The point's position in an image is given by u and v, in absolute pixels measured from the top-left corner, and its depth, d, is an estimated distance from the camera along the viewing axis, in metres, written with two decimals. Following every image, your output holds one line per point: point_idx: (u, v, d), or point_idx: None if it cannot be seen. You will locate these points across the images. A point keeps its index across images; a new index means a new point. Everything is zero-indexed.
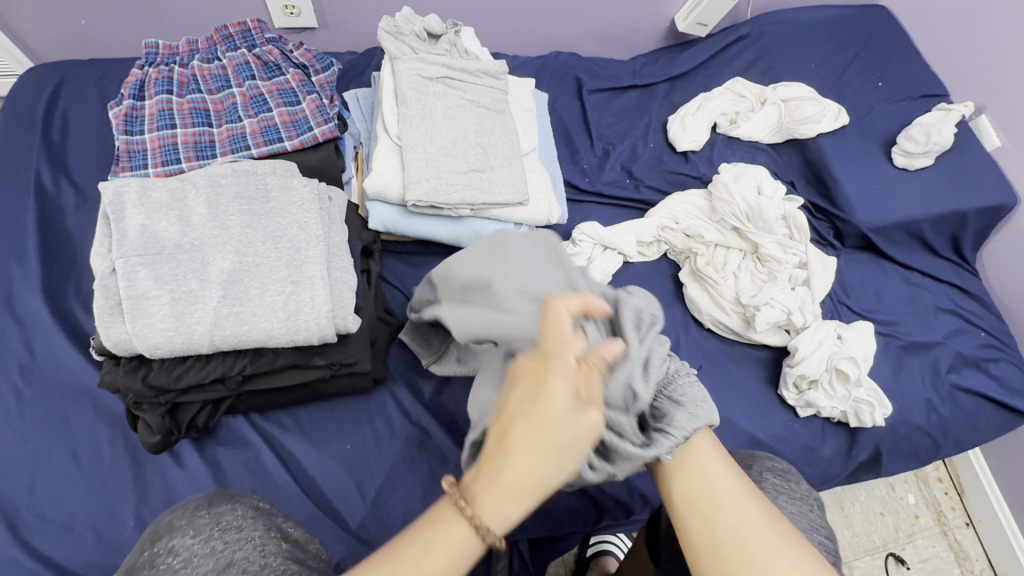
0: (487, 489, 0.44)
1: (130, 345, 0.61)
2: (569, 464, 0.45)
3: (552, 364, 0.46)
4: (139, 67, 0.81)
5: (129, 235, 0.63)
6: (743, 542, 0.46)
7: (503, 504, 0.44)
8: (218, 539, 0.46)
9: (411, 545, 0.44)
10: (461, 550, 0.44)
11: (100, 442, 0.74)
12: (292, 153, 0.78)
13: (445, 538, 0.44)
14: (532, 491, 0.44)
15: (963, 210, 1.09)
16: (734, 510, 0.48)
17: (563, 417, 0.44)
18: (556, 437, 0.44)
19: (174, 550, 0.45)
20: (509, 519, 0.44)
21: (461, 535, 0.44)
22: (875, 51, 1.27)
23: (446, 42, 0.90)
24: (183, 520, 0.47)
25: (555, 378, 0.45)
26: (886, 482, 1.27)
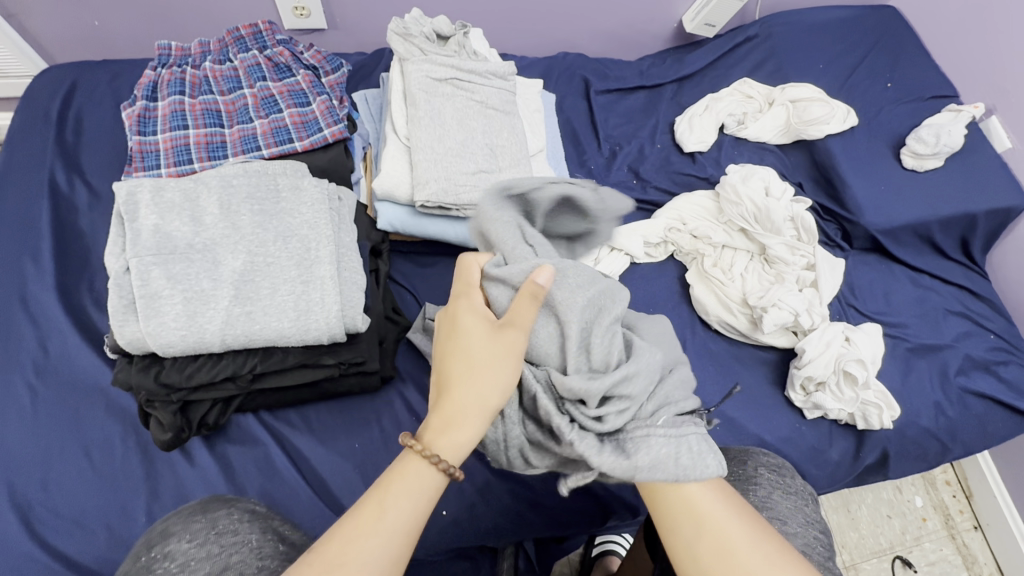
0: (434, 423, 0.50)
1: (143, 343, 0.62)
2: (501, 380, 0.50)
3: (459, 306, 0.55)
4: (152, 69, 0.82)
5: (142, 235, 0.63)
6: (726, 547, 0.47)
7: (450, 432, 0.49)
8: (213, 543, 0.47)
9: (377, 491, 0.47)
10: (423, 485, 0.48)
11: (112, 438, 0.75)
12: (302, 154, 0.79)
13: (408, 477, 0.48)
14: (476, 412, 0.50)
15: (973, 212, 1.08)
16: (715, 522, 0.49)
17: (484, 341, 0.51)
18: (485, 361, 0.51)
19: (171, 555, 0.46)
20: (461, 446, 0.49)
21: (421, 472, 0.48)
22: (884, 52, 1.27)
23: (454, 43, 0.90)
24: (179, 525, 0.48)
25: (468, 315, 0.53)
26: (893, 484, 1.26)
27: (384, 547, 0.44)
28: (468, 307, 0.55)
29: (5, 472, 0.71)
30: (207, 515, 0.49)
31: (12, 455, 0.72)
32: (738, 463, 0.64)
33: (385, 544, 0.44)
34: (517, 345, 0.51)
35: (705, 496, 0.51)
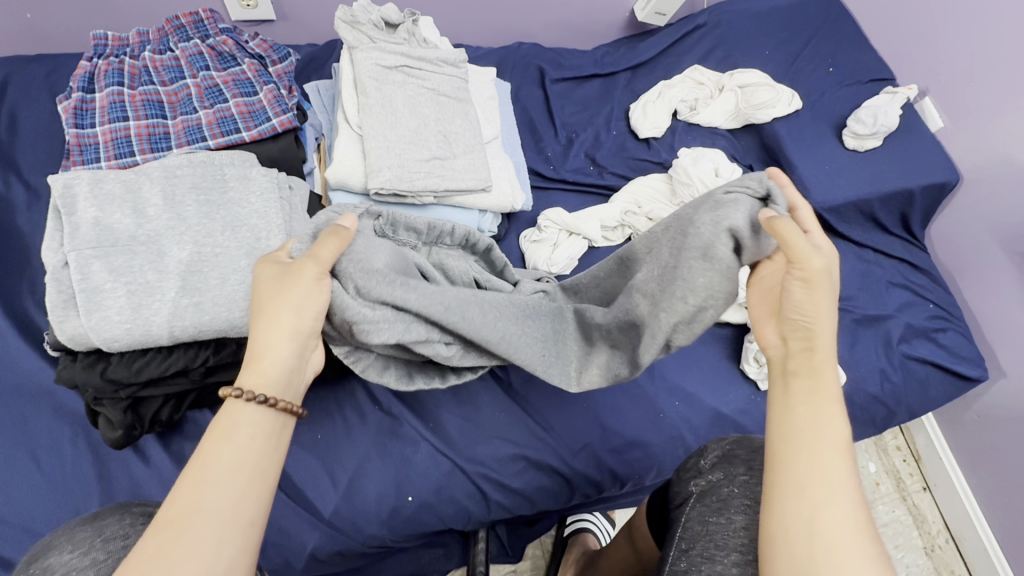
0: (253, 372, 0.51)
1: (86, 339, 0.60)
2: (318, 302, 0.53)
3: (298, 271, 0.52)
4: (88, 59, 0.80)
5: (81, 228, 0.62)
6: (819, 500, 0.46)
7: (264, 366, 0.52)
8: (100, 549, 0.47)
9: (212, 437, 0.48)
10: (242, 429, 0.49)
11: (60, 441, 0.73)
12: (251, 144, 0.77)
13: (247, 426, 0.49)
14: (282, 342, 0.53)
15: (910, 188, 1.14)
16: (830, 474, 0.47)
17: (272, 287, 0.53)
18: (296, 306, 0.52)
19: (52, 568, 0.46)
20: (265, 375, 0.51)
21: (254, 416, 0.50)
22: (826, 38, 1.32)
23: (404, 31, 0.90)
24: (63, 539, 0.49)
25: (809, 300, 0.50)
26: None
27: (227, 496, 0.46)
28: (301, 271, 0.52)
29: None
30: (94, 524, 0.49)
31: None
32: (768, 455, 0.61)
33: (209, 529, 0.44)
34: (312, 278, 0.52)
35: (834, 450, 0.48)
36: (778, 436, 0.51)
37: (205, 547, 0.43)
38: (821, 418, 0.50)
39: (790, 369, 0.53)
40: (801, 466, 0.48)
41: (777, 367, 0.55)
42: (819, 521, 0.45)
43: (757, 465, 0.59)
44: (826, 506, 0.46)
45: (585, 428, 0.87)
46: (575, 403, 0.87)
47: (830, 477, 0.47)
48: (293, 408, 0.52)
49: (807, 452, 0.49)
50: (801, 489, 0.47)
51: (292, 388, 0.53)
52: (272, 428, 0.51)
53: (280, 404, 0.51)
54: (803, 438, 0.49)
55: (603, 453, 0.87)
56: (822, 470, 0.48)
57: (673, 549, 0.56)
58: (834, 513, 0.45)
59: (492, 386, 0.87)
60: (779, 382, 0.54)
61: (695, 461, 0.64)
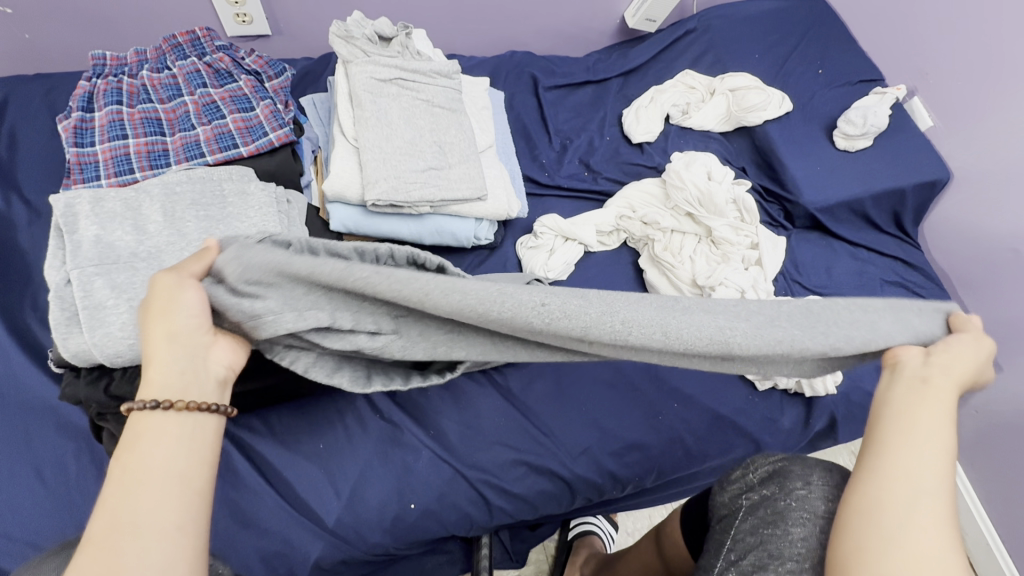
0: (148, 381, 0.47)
1: (90, 355, 0.61)
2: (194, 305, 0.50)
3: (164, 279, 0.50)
4: (87, 79, 0.81)
5: (83, 246, 0.63)
6: (914, 492, 0.43)
7: (152, 375, 0.47)
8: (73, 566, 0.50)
9: (125, 451, 0.44)
10: (166, 435, 0.45)
11: (64, 457, 0.73)
12: (248, 159, 0.78)
13: (159, 434, 0.45)
14: (166, 347, 0.48)
15: (901, 187, 1.15)
16: (932, 474, 0.43)
17: (153, 298, 0.49)
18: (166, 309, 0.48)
19: None
20: (164, 378, 0.47)
21: (165, 424, 0.45)
22: (815, 40, 1.34)
23: (398, 44, 0.91)
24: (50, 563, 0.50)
25: (949, 357, 0.50)
26: (848, 450, 1.33)
27: (149, 510, 0.42)
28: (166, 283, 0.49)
29: None
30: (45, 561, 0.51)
31: None
32: (824, 473, 0.58)
33: (136, 542, 0.40)
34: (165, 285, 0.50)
35: (937, 450, 0.45)
36: (883, 422, 0.47)
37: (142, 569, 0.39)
38: (935, 417, 0.46)
39: (926, 376, 0.49)
40: (901, 454, 0.45)
41: (903, 373, 0.50)
42: (922, 522, 0.41)
43: (815, 479, 0.57)
44: (915, 495, 0.43)
45: (584, 432, 0.87)
46: (575, 407, 0.88)
47: (939, 482, 0.43)
48: (206, 405, 0.47)
49: (909, 441, 0.45)
50: (898, 474, 0.44)
51: (199, 387, 0.48)
52: (188, 432, 0.46)
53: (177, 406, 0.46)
54: (906, 430, 0.46)
55: (603, 457, 0.87)
56: (934, 476, 0.43)
57: (721, 560, 0.56)
58: (928, 509, 0.42)
59: (491, 392, 0.87)
60: (904, 390, 0.49)
61: (745, 477, 0.63)
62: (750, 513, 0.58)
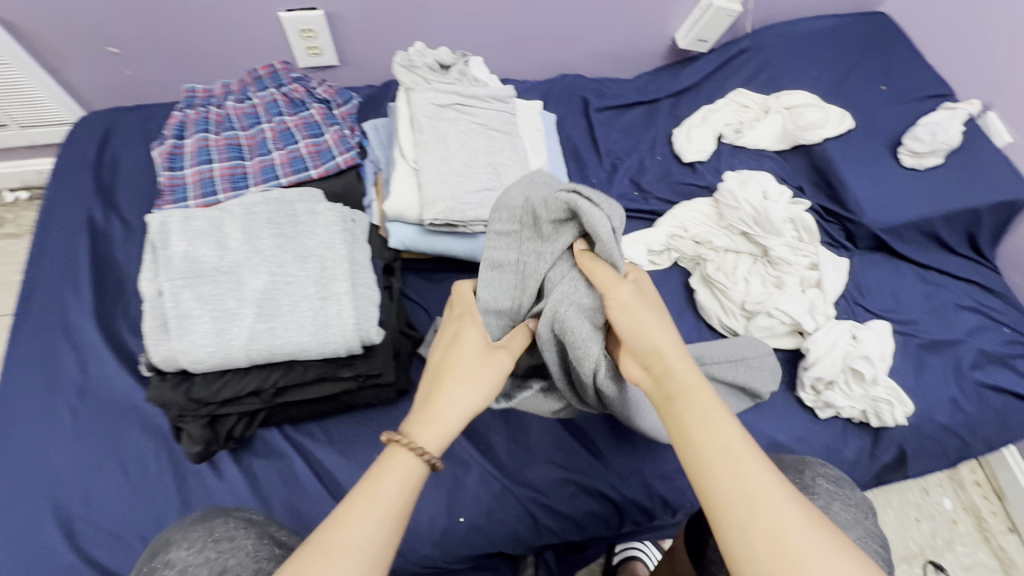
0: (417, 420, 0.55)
1: (175, 361, 0.67)
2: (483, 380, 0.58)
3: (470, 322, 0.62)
4: (180, 109, 0.89)
5: (173, 260, 0.69)
6: (751, 487, 0.48)
7: (436, 413, 0.55)
8: (211, 548, 0.51)
9: (369, 480, 0.51)
10: (405, 473, 0.52)
11: (147, 454, 0.79)
12: (317, 180, 0.84)
13: (395, 474, 0.51)
14: (458, 391, 0.57)
15: (976, 207, 1.09)
16: (743, 459, 0.49)
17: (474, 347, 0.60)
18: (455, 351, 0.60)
19: (170, 563, 0.50)
20: (441, 437, 0.54)
21: (412, 466, 0.52)
22: (876, 57, 1.30)
23: (456, 72, 0.97)
24: (178, 536, 0.53)
25: (641, 306, 0.57)
26: (920, 487, 1.24)
27: (377, 533, 0.48)
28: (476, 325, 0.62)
29: (49, 487, 0.76)
30: (206, 524, 0.53)
31: (57, 472, 0.77)
32: (794, 473, 0.64)
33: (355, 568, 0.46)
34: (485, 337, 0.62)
35: (724, 424, 0.51)
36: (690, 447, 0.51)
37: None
38: (706, 412, 0.52)
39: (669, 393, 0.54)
40: (724, 465, 0.49)
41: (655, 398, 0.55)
42: (749, 486, 0.47)
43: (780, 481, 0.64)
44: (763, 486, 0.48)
45: (635, 453, 0.87)
46: (625, 428, 0.88)
47: (720, 433, 0.51)
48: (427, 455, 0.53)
49: (722, 454, 0.49)
50: (744, 490, 0.47)
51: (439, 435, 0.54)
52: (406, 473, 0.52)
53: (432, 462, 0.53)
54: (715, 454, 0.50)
55: (653, 479, 0.86)
56: (715, 438, 0.50)
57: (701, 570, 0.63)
58: (772, 489, 0.47)
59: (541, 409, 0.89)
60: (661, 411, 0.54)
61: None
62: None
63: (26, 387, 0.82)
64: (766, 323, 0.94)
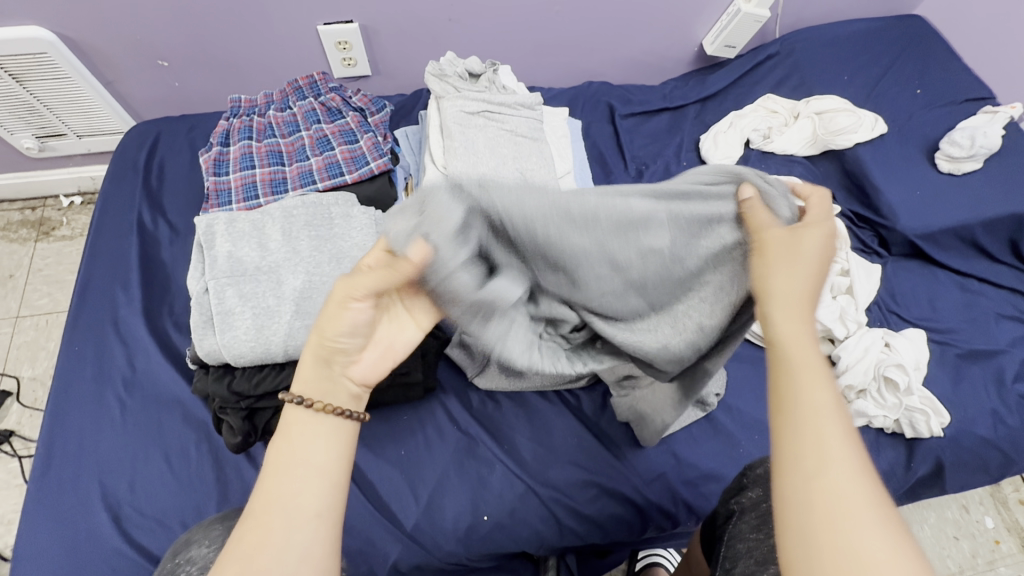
0: (305, 380, 0.54)
1: (219, 355, 0.70)
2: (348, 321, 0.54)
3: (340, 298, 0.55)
4: (225, 119, 0.95)
5: (218, 260, 0.73)
6: (825, 458, 0.43)
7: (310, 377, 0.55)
8: (227, 546, 0.58)
9: (281, 452, 0.52)
10: (321, 431, 0.53)
11: (188, 445, 0.83)
12: (351, 185, 0.88)
13: (308, 432, 0.53)
14: (313, 357, 0.54)
15: (1018, 213, 1.06)
16: (830, 431, 0.44)
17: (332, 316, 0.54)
18: (331, 321, 0.54)
19: (192, 559, 0.57)
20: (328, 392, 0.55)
21: (327, 427, 0.53)
22: (912, 60, 1.27)
23: (485, 80, 0.99)
24: (199, 536, 0.60)
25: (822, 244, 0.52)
26: (959, 503, 1.19)
27: (308, 496, 0.50)
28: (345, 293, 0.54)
29: (99, 473, 0.80)
30: (223, 525, 0.60)
31: (107, 459, 0.82)
32: None
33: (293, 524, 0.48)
34: (362, 297, 0.52)
35: (823, 394, 0.45)
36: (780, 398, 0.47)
37: (289, 535, 0.48)
38: (811, 372, 0.46)
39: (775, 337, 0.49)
40: (808, 428, 0.44)
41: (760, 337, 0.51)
42: (819, 453, 0.43)
43: None
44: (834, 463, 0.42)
45: (659, 458, 0.87)
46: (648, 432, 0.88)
47: (814, 394, 0.45)
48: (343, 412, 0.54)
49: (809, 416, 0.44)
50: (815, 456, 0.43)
51: (336, 394, 0.55)
52: (325, 428, 0.53)
53: (354, 416, 0.55)
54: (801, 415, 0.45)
55: (677, 484, 0.86)
56: (810, 398, 0.45)
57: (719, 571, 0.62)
58: (845, 470, 0.42)
59: (564, 411, 0.90)
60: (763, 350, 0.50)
61: (742, 480, 0.67)
62: (743, 516, 0.64)
63: (80, 379, 0.87)
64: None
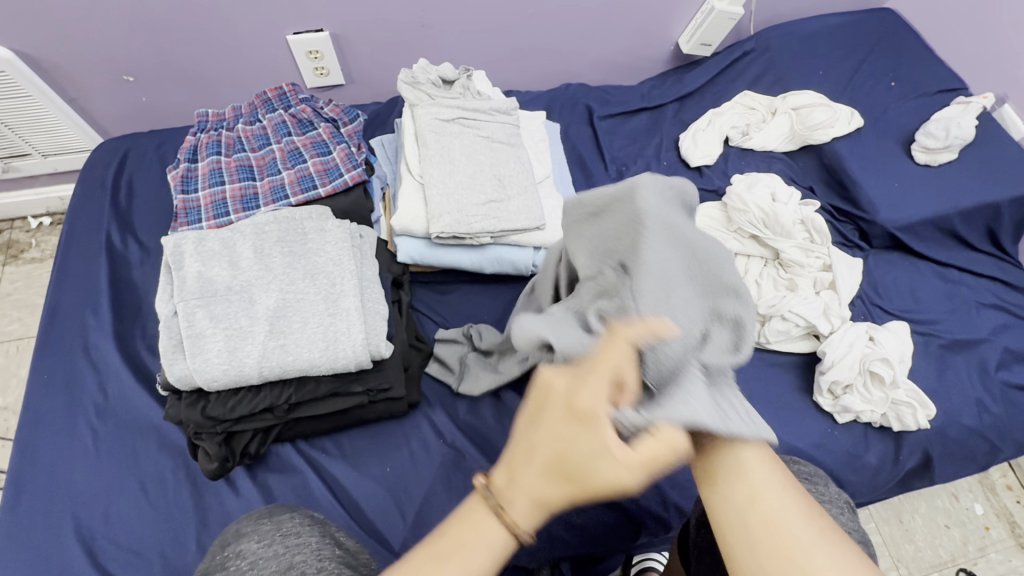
0: (512, 489, 0.44)
1: (191, 379, 0.68)
2: (559, 436, 0.42)
3: (563, 392, 0.43)
4: (192, 134, 0.92)
5: (188, 281, 0.71)
6: (775, 523, 0.45)
7: (512, 490, 0.44)
8: (279, 543, 0.53)
9: (457, 550, 0.44)
10: (490, 546, 0.44)
11: (165, 472, 0.81)
12: (326, 198, 0.86)
13: (479, 540, 0.44)
14: (535, 480, 0.43)
15: (995, 202, 1.07)
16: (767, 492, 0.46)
17: (561, 427, 0.42)
18: (571, 454, 0.41)
19: (242, 553, 0.52)
20: (526, 516, 0.44)
21: (493, 533, 0.44)
22: (885, 53, 1.29)
23: (459, 86, 0.98)
24: (248, 527, 0.55)
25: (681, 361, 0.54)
26: (949, 491, 1.20)
27: None
28: (587, 390, 0.43)
29: (72, 505, 0.77)
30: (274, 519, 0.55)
31: (79, 490, 0.79)
32: None
33: None
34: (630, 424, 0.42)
35: (744, 449, 0.49)
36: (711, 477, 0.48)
37: None
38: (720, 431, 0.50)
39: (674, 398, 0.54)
40: (745, 499, 0.46)
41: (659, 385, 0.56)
42: (766, 519, 0.45)
43: None
44: (784, 523, 0.44)
45: None
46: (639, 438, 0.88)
47: (740, 461, 0.48)
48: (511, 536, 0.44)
49: (745, 492, 0.47)
50: (762, 521, 0.45)
51: (522, 502, 0.44)
52: (486, 543, 0.44)
53: (520, 537, 0.44)
54: (735, 489, 0.47)
55: (668, 489, 0.85)
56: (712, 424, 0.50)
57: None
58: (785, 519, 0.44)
59: None
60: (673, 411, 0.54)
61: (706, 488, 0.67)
62: (703, 531, 0.65)
63: (49, 408, 0.84)
64: (782, 327, 0.93)
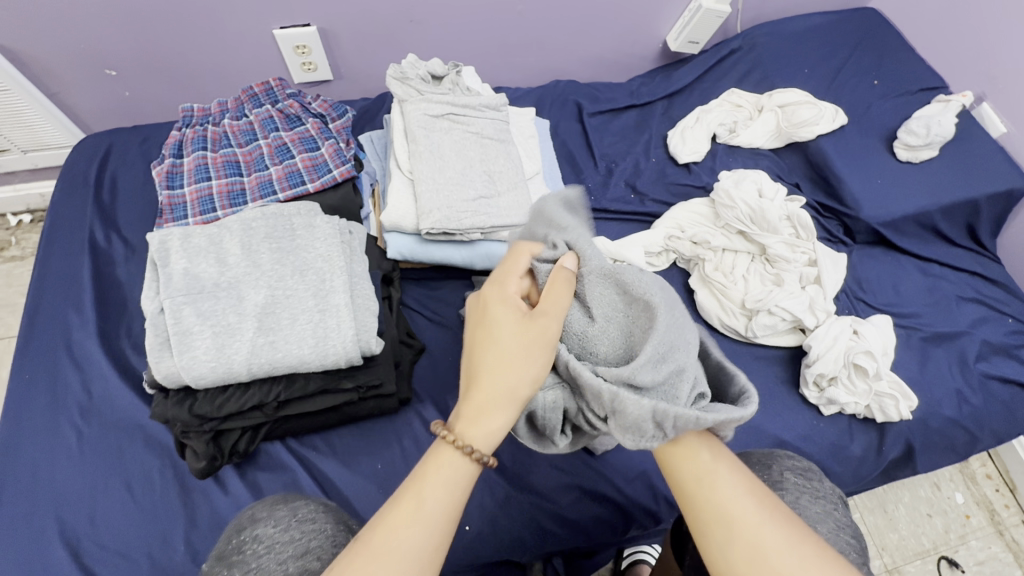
0: (461, 415, 0.53)
1: (178, 377, 0.67)
2: (499, 343, 0.54)
3: (498, 306, 0.57)
4: (177, 129, 0.91)
5: (174, 278, 0.70)
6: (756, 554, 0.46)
7: (472, 415, 0.53)
8: (296, 528, 0.52)
9: (411, 490, 0.49)
10: (456, 475, 0.50)
11: (151, 472, 0.80)
12: (314, 194, 0.85)
13: (447, 476, 0.50)
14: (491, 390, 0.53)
15: (974, 199, 1.09)
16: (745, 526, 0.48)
17: (508, 331, 0.55)
18: (498, 349, 0.54)
19: (258, 538, 0.51)
20: (492, 432, 0.52)
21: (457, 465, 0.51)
22: (868, 52, 1.31)
23: (448, 82, 0.97)
24: (264, 513, 0.53)
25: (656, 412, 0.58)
26: (931, 482, 1.23)
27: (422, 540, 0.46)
28: (500, 297, 0.58)
29: (56, 507, 0.76)
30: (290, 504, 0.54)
31: (63, 491, 0.77)
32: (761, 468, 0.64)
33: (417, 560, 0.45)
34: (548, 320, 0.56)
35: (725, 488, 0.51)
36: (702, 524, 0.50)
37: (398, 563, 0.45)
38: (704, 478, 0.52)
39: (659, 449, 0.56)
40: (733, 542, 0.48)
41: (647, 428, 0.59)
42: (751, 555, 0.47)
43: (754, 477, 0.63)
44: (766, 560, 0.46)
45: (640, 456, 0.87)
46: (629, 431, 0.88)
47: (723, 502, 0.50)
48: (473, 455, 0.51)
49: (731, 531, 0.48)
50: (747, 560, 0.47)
51: (484, 419, 0.52)
52: (451, 476, 0.50)
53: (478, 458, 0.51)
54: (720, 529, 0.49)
55: (657, 481, 0.86)
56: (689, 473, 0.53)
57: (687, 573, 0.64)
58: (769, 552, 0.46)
59: None
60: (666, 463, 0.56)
61: None
62: None
63: (31, 408, 0.82)
64: (768, 321, 0.94)
